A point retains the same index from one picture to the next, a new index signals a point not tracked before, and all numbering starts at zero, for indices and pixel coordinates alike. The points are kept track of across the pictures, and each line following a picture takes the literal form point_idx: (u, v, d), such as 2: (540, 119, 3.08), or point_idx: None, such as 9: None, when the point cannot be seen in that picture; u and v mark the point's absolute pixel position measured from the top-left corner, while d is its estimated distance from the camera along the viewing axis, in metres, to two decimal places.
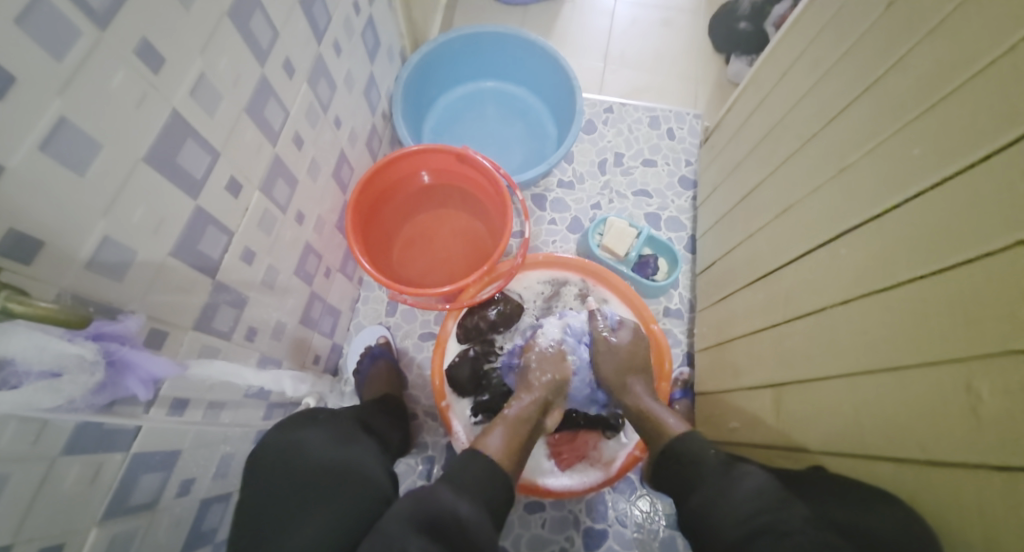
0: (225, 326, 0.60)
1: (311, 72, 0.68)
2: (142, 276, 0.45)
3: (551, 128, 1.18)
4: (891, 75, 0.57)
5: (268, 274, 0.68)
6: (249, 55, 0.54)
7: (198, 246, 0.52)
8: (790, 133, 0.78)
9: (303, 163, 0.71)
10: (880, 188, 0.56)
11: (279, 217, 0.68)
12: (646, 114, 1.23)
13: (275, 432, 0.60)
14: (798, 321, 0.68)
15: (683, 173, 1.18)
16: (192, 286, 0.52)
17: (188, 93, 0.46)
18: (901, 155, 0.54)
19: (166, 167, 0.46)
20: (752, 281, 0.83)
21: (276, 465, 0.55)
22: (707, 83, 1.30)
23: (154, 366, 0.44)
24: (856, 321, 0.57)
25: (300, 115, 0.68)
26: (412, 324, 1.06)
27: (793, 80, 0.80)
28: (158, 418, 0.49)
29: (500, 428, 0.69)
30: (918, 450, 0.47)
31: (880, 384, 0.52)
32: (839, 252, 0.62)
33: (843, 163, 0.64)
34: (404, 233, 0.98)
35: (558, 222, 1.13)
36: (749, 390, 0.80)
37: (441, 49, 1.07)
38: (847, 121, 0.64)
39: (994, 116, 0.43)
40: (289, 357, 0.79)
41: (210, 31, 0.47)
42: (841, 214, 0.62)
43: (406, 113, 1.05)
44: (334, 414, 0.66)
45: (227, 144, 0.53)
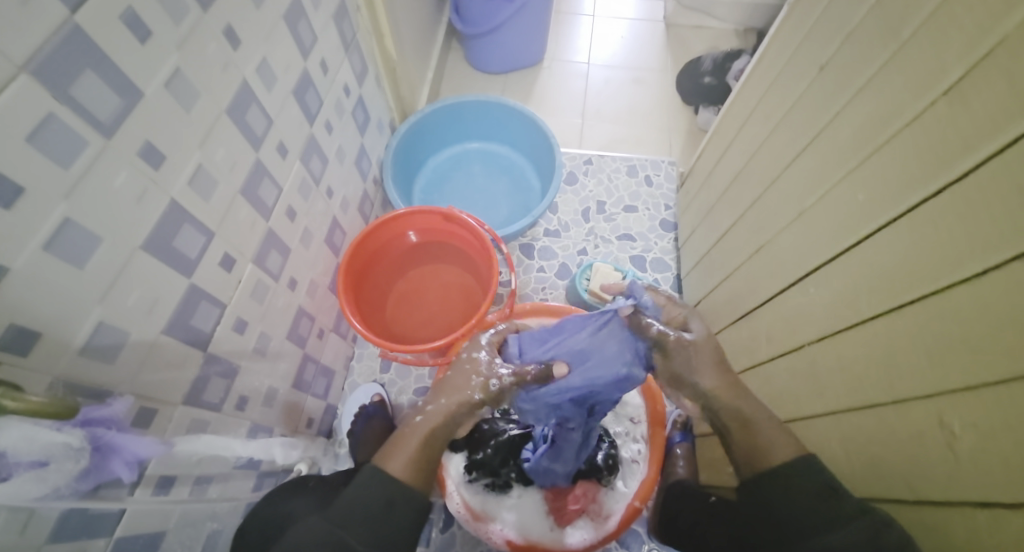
0: (215, 398, 0.61)
1: (303, 150, 0.73)
2: (133, 356, 0.47)
3: (534, 182, 1.23)
4: (830, 128, 0.62)
5: (260, 341, 0.69)
6: (243, 143, 0.59)
7: (191, 322, 0.54)
8: (753, 178, 0.83)
9: (295, 233, 0.75)
10: (836, 230, 0.59)
11: (272, 286, 0.70)
12: (624, 163, 1.30)
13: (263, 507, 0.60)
14: (780, 359, 0.69)
15: (663, 217, 1.23)
16: (183, 361, 0.54)
17: (187, 182, 0.50)
18: (849, 201, 0.57)
19: (163, 252, 0.49)
20: (734, 320, 0.85)
21: (260, 541, 0.55)
22: (680, 131, 1.38)
23: (139, 447, 0.46)
24: (830, 359, 0.59)
25: (293, 190, 0.72)
26: (406, 379, 1.06)
27: (750, 131, 0.85)
28: (143, 499, 0.50)
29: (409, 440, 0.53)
30: (905, 488, 0.48)
31: (862, 421, 0.53)
32: (808, 289, 0.64)
33: (801, 207, 0.67)
34: (395, 291, 1.01)
35: (546, 270, 1.16)
36: None
37: (428, 118, 1.14)
38: (800, 167, 0.68)
39: (925, 164, 0.47)
40: (281, 423, 0.80)
41: (208, 127, 0.52)
42: (805, 255, 0.65)
43: (396, 177, 1.10)
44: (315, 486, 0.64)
45: (221, 225, 0.57)
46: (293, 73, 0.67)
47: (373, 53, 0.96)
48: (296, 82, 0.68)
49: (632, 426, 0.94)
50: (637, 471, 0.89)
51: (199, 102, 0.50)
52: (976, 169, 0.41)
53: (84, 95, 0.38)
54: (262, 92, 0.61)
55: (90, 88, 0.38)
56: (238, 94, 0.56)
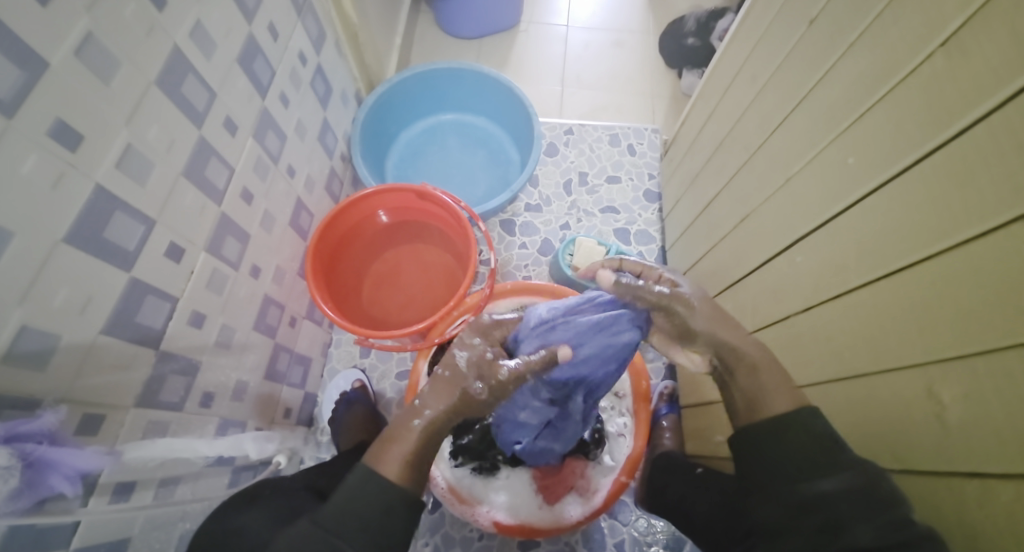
0: (175, 397, 0.57)
1: (256, 126, 0.67)
2: (70, 360, 0.43)
3: (513, 154, 1.18)
4: (819, 89, 0.59)
5: (223, 334, 0.65)
6: (182, 119, 0.53)
7: (136, 319, 0.50)
8: (738, 144, 0.79)
9: (254, 217, 0.70)
10: (824, 196, 0.57)
11: (231, 275, 0.66)
12: (605, 132, 1.25)
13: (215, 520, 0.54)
14: (766, 332, 0.68)
15: (647, 187, 1.19)
16: (131, 361, 0.50)
17: (114, 165, 0.45)
18: (838, 165, 0.55)
19: (93, 244, 0.44)
20: (720, 293, 0.83)
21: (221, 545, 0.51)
22: (663, 96, 1.33)
23: (79, 460, 0.42)
24: (815, 331, 0.57)
25: (248, 169, 0.67)
26: (388, 364, 1.03)
27: (735, 93, 0.81)
28: (100, 508, 0.47)
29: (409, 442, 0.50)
30: (890, 459, 0.46)
31: (846, 393, 0.51)
32: (795, 260, 0.62)
33: (788, 172, 0.64)
34: (371, 274, 0.96)
35: (528, 246, 1.12)
36: None
37: (396, 87, 1.07)
38: (787, 131, 0.65)
39: (919, 123, 0.44)
40: (255, 416, 0.76)
41: (135, 101, 0.46)
42: (793, 223, 0.63)
43: (365, 153, 1.04)
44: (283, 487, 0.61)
45: (164, 211, 0.52)
46: (236, 39, 0.61)
47: (330, 17, 0.89)
48: (240, 48, 0.62)
49: (618, 401, 0.92)
50: (624, 445, 0.88)
51: (120, 73, 0.44)
52: (973, 126, 0.38)
53: None
54: (200, 60, 0.55)
55: None
56: (170, 62, 0.50)
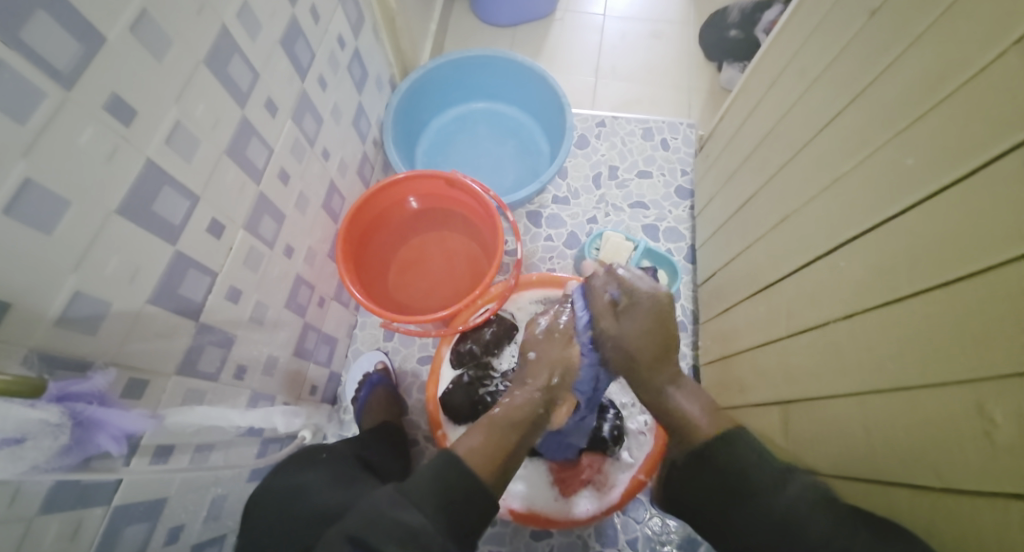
0: (211, 368, 0.59)
1: (295, 108, 0.69)
2: (117, 327, 0.45)
3: (544, 145, 1.17)
4: (878, 85, 0.56)
5: (257, 310, 0.67)
6: (227, 99, 0.54)
7: (179, 291, 0.52)
8: (782, 141, 0.77)
9: (290, 198, 0.71)
10: (876, 198, 0.54)
11: (266, 253, 0.67)
12: (639, 125, 1.22)
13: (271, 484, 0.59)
14: (801, 336, 0.66)
15: (679, 183, 1.16)
16: (173, 331, 0.52)
17: (163, 141, 0.46)
18: (894, 165, 0.52)
19: (141, 216, 0.45)
20: (752, 295, 0.81)
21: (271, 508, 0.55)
22: (700, 90, 1.29)
23: (125, 422, 0.44)
24: (857, 339, 0.55)
25: (285, 151, 0.68)
26: (410, 348, 1.05)
27: (782, 88, 0.78)
28: (141, 468, 0.49)
29: (482, 427, 0.61)
30: (933, 475, 0.45)
31: (888, 405, 0.50)
32: (838, 263, 0.59)
33: (836, 173, 0.62)
34: (398, 259, 0.98)
35: (554, 238, 1.12)
36: (756, 407, 0.77)
37: (431, 74, 1.08)
38: (838, 128, 0.63)
39: (988, 125, 0.41)
40: (283, 391, 0.79)
41: (184, 79, 0.48)
42: (837, 226, 0.60)
43: (397, 139, 1.05)
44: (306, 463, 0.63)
45: (208, 187, 0.53)
46: (280, 21, 0.62)
47: (370, 1, 0.89)
48: (283, 31, 0.63)
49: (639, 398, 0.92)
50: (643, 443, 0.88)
51: (172, 50, 0.46)
52: None
53: (38, 39, 0.34)
54: (245, 41, 0.56)
55: (45, 31, 0.34)
56: (217, 42, 0.51)
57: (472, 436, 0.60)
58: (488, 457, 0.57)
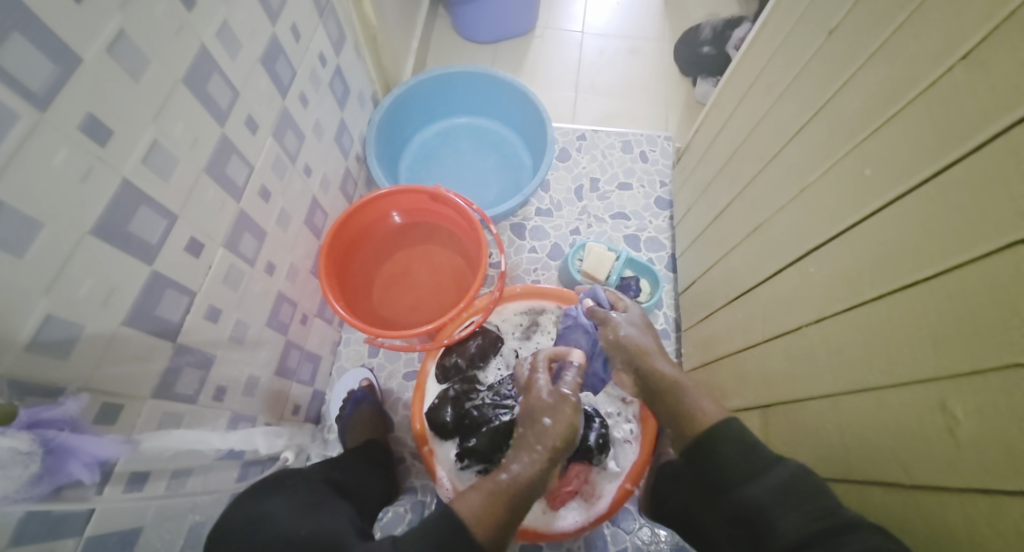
0: (189, 390, 0.58)
1: (276, 125, 0.69)
2: (91, 349, 0.44)
3: (525, 158, 1.19)
4: (838, 98, 0.59)
5: (238, 329, 0.66)
6: (206, 117, 0.54)
7: (156, 311, 0.51)
8: (752, 152, 0.79)
9: (271, 215, 0.71)
10: (839, 207, 0.56)
11: (247, 271, 0.67)
12: (618, 138, 1.25)
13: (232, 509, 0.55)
14: (776, 342, 0.68)
15: (659, 194, 1.19)
16: (150, 352, 0.51)
17: (140, 160, 0.46)
18: (855, 175, 0.54)
19: (117, 237, 0.45)
20: (730, 302, 0.83)
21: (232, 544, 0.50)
22: (677, 104, 1.33)
23: (99, 448, 0.43)
24: (829, 344, 0.57)
25: (266, 167, 0.68)
26: (395, 363, 1.04)
27: (751, 101, 0.81)
28: (114, 496, 0.48)
29: (481, 493, 0.55)
30: (901, 472, 0.46)
31: (858, 404, 0.51)
32: (809, 270, 0.61)
33: (803, 183, 0.64)
34: (382, 274, 0.97)
35: (538, 250, 1.13)
36: (738, 414, 0.78)
37: (412, 90, 1.08)
38: (803, 141, 0.65)
39: (940, 136, 0.43)
40: (264, 412, 0.77)
41: (162, 98, 0.47)
42: (806, 234, 0.63)
43: (380, 154, 1.05)
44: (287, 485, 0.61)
45: (186, 206, 0.53)
46: (261, 39, 0.62)
47: (351, 18, 0.90)
48: (263, 49, 0.63)
49: (624, 407, 0.93)
50: (630, 452, 0.88)
51: (150, 70, 0.45)
52: (995, 139, 0.37)
53: (11, 61, 0.33)
54: (225, 60, 0.56)
55: (20, 53, 0.34)
56: (196, 61, 0.51)
57: (470, 498, 0.54)
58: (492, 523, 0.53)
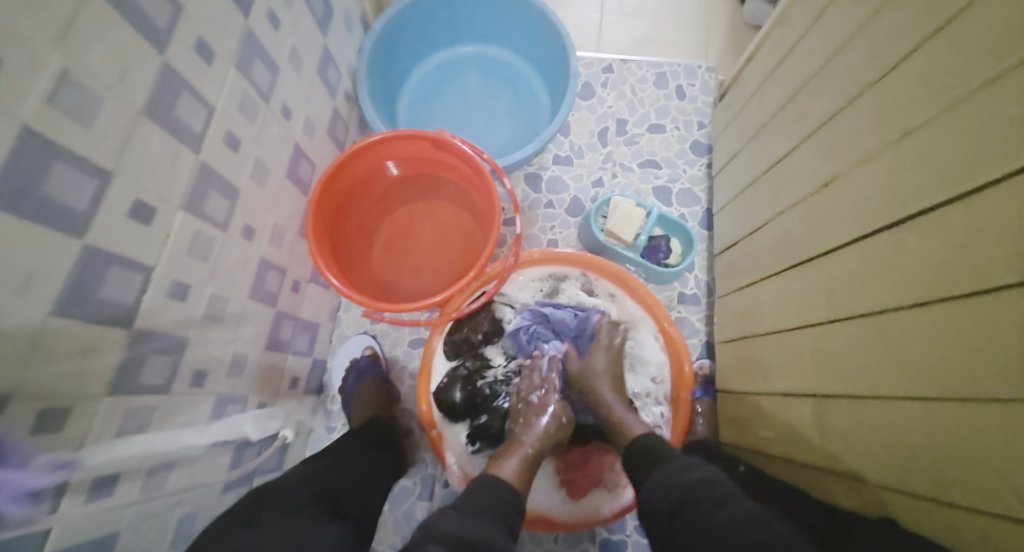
0: (158, 379, 0.50)
1: (238, 54, 0.55)
2: (11, 349, 0.35)
3: (543, 96, 1.03)
4: (971, 12, 0.44)
5: (213, 306, 0.57)
6: (135, 39, 0.42)
7: (97, 295, 0.41)
8: (830, 87, 0.64)
9: (244, 168, 0.59)
10: (958, 162, 0.43)
11: (219, 237, 0.56)
12: (651, 70, 1.08)
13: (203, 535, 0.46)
14: (845, 322, 0.57)
15: (695, 138, 1.04)
16: (97, 344, 0.42)
17: (44, 100, 0.35)
18: (988, 120, 0.41)
19: (25, 205, 0.34)
20: (783, 269, 0.71)
21: None
22: (719, 28, 1.14)
23: (27, 479, 0.36)
24: (924, 332, 0.46)
25: (231, 109, 0.55)
26: (401, 330, 0.96)
27: (833, 20, 0.65)
28: (74, 510, 0.41)
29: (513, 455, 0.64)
30: (1016, 502, 0.36)
31: (960, 415, 0.41)
32: (905, 239, 0.49)
33: (906, 127, 0.50)
34: (382, 233, 0.86)
35: (556, 204, 1.00)
36: (784, 397, 0.68)
37: (410, 11, 0.92)
38: (912, 70, 0.50)
39: None
40: (257, 391, 0.70)
41: (66, 11, 0.35)
42: (903, 194, 0.50)
43: (374, 92, 0.91)
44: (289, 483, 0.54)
45: (123, 160, 0.42)
46: None
47: None
48: None
49: (654, 388, 0.83)
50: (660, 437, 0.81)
51: None
52: None
53: None
54: None
55: None
56: None
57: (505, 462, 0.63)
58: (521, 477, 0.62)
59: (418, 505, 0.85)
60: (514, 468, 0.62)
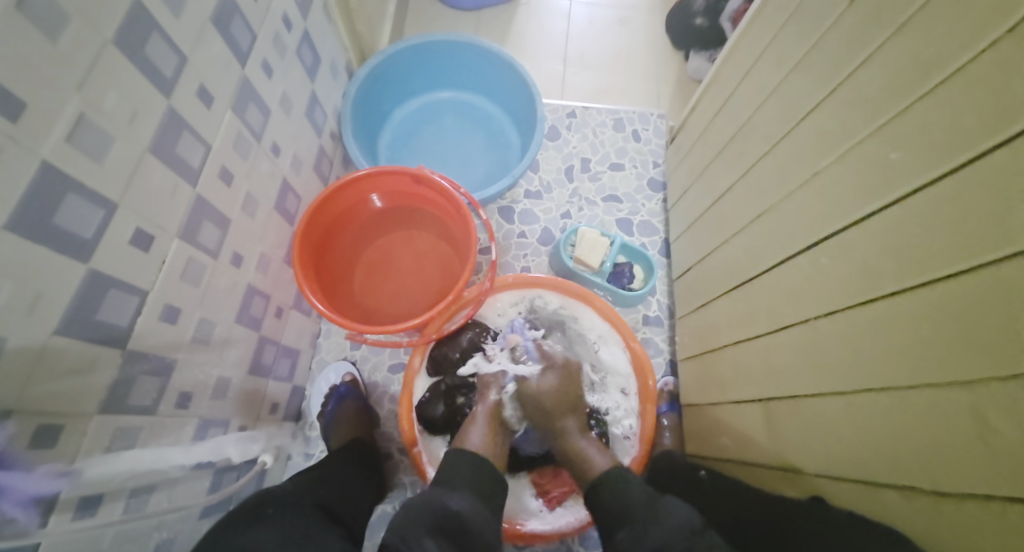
0: (146, 400, 0.52)
1: (234, 99, 0.61)
2: (17, 365, 0.37)
3: (513, 137, 1.12)
4: (860, 74, 0.54)
5: (201, 329, 0.60)
6: (145, 86, 0.47)
7: (97, 316, 0.44)
8: (758, 132, 0.74)
9: (235, 200, 0.64)
10: (859, 193, 0.52)
11: (209, 264, 0.60)
12: (610, 116, 1.19)
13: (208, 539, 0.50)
14: (783, 333, 0.64)
15: (652, 175, 1.14)
16: (93, 363, 0.44)
17: (62, 138, 0.39)
18: (878, 160, 0.50)
19: (39, 231, 0.38)
20: (731, 290, 0.79)
21: None
22: (668, 80, 1.27)
23: (35, 483, 0.38)
24: (843, 337, 0.53)
25: (226, 147, 0.60)
26: (380, 356, 0.98)
27: (757, 77, 0.76)
28: (62, 527, 0.42)
29: (477, 426, 0.71)
30: (926, 479, 0.43)
31: (876, 405, 0.48)
32: (822, 259, 0.57)
33: (816, 166, 0.60)
34: (363, 261, 0.91)
35: (528, 235, 1.07)
36: (736, 405, 0.75)
37: (390, 60, 1.00)
38: (818, 119, 0.60)
39: (980, 116, 0.39)
40: (238, 415, 0.71)
41: (87, 64, 0.40)
42: (819, 220, 0.59)
43: (356, 131, 0.97)
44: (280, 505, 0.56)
45: (128, 192, 0.46)
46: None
47: None
48: (214, 8, 0.55)
49: (624, 400, 0.89)
50: (629, 448, 0.85)
51: (69, 29, 0.38)
52: None
53: None
54: (167, 19, 0.48)
55: None
56: (129, 19, 0.43)
57: (470, 435, 0.69)
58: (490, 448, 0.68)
59: None
60: (481, 441, 0.68)
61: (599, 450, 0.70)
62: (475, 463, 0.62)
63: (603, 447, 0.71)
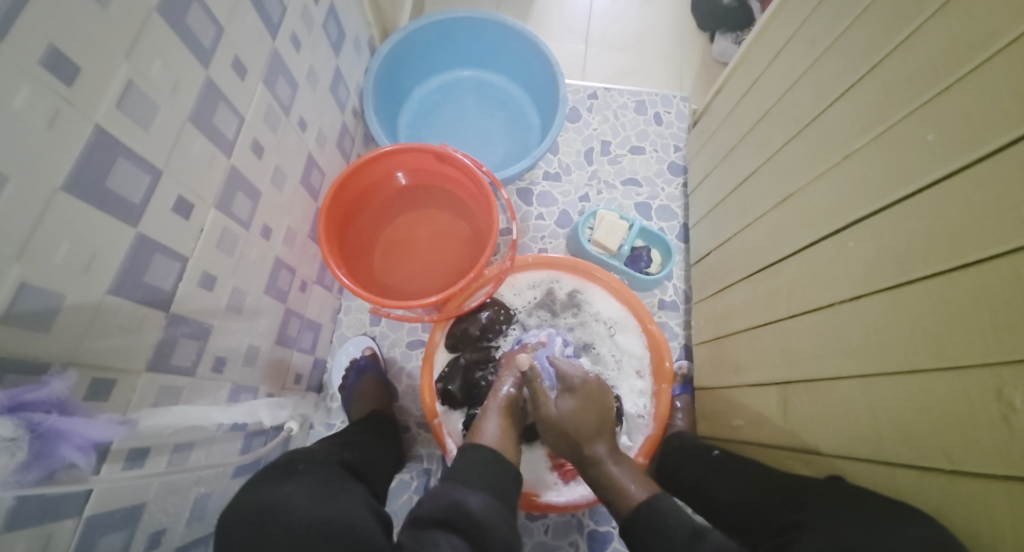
0: (186, 362, 0.54)
1: (266, 71, 0.62)
2: (75, 322, 0.39)
3: (533, 118, 1.12)
4: (897, 56, 0.54)
5: (234, 298, 0.61)
6: (186, 55, 0.48)
7: (144, 279, 0.46)
8: (787, 116, 0.74)
9: (265, 173, 0.65)
10: (891, 175, 0.52)
11: (242, 235, 0.61)
12: (631, 98, 1.18)
13: (247, 492, 0.52)
14: (803, 317, 0.65)
15: (672, 159, 1.13)
16: (140, 324, 0.46)
17: (114, 105, 0.40)
18: (912, 143, 0.50)
19: (94, 194, 0.39)
20: (750, 274, 0.80)
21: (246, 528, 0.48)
22: (692, 62, 1.25)
23: (90, 430, 0.40)
24: (865, 320, 0.54)
25: (258, 120, 0.61)
26: (399, 332, 1.00)
27: (788, 60, 0.75)
28: (112, 475, 0.45)
29: (493, 415, 0.70)
30: (942, 458, 0.44)
31: (896, 387, 0.49)
32: (848, 243, 0.58)
33: (848, 149, 0.60)
34: (384, 238, 0.92)
35: (546, 217, 1.08)
36: (752, 387, 0.76)
37: (413, 37, 1.00)
38: (851, 102, 0.60)
39: (1021, 99, 0.39)
40: (266, 383, 0.73)
41: (135, 30, 0.41)
42: (846, 205, 0.59)
43: (378, 109, 0.98)
44: (314, 461, 0.59)
45: (171, 160, 0.47)
46: None
47: None
48: None
49: (637, 382, 0.90)
50: (642, 427, 0.87)
51: None
52: None
53: None
54: None
55: None
56: None
57: (485, 424, 0.68)
58: (504, 440, 0.65)
59: (415, 499, 0.88)
60: (493, 433, 0.66)
61: (633, 479, 0.65)
62: (486, 458, 0.60)
63: (636, 476, 0.66)
